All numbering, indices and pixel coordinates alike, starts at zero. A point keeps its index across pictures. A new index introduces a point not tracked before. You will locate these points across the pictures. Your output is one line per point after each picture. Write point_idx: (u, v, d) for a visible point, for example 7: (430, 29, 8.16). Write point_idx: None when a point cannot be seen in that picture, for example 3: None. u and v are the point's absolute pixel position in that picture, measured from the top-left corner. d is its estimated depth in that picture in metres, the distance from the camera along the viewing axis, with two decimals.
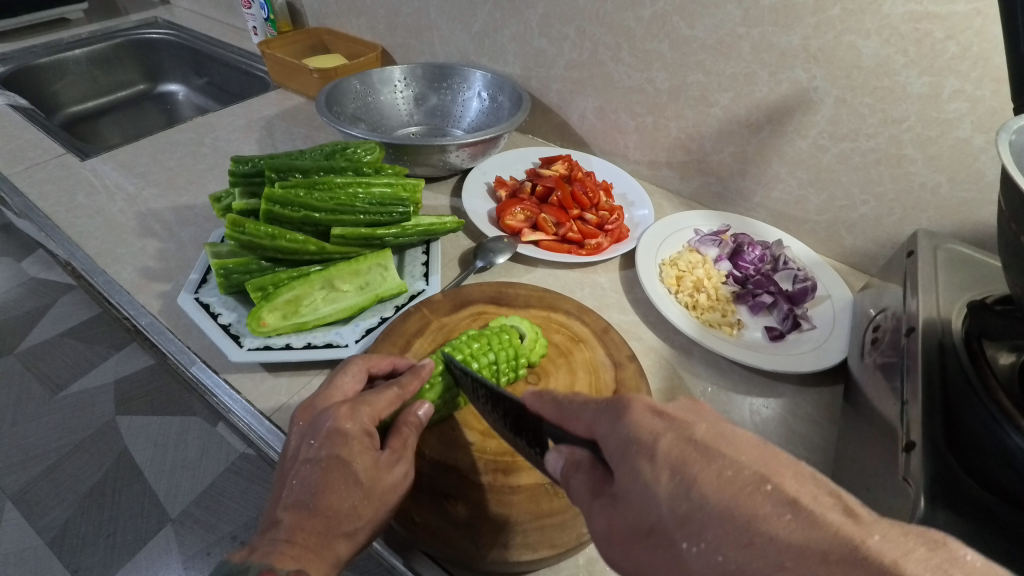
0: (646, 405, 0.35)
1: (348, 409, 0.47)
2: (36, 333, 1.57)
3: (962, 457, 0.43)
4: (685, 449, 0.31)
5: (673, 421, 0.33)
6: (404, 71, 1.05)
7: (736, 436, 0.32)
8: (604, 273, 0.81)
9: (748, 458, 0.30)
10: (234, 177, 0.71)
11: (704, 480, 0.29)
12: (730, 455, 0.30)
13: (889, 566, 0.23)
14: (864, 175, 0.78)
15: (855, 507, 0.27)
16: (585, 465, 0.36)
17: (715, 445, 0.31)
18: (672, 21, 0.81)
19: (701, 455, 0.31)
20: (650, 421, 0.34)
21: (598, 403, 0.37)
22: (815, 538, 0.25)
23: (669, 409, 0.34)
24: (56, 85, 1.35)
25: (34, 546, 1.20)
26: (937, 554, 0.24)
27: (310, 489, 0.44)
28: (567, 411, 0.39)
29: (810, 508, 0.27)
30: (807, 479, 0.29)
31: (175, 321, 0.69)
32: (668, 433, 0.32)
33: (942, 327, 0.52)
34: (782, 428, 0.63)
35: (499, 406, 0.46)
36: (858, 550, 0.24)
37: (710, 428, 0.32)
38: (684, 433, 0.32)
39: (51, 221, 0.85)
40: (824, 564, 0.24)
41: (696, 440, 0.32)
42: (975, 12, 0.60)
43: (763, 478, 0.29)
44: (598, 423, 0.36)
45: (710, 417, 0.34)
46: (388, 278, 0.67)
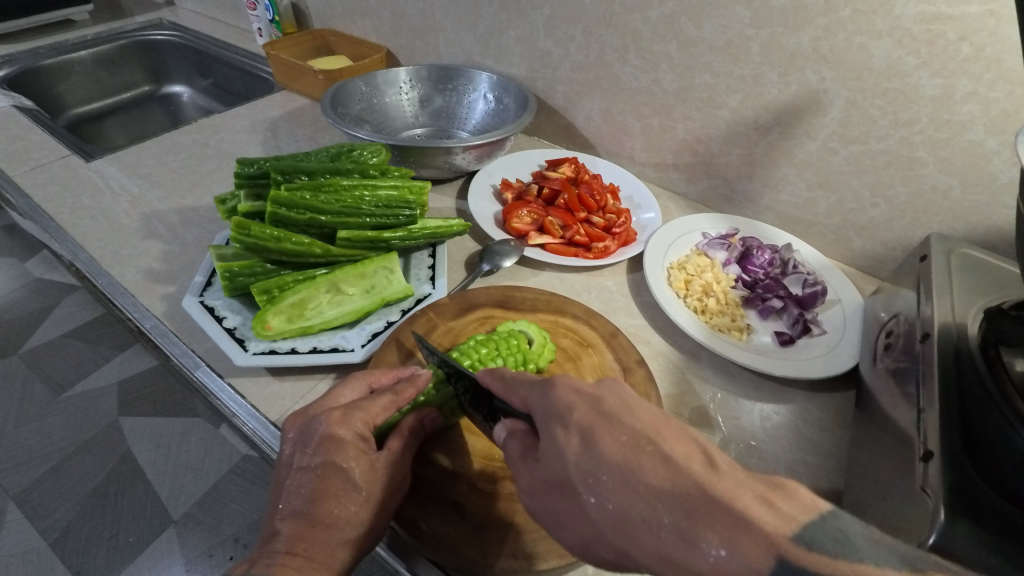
0: (570, 381, 0.40)
1: (340, 414, 0.47)
2: (40, 334, 1.57)
3: (981, 466, 0.42)
4: (594, 417, 0.37)
5: (590, 395, 0.38)
6: (409, 73, 1.05)
7: (636, 405, 0.37)
8: (610, 276, 0.81)
9: (641, 424, 0.36)
10: (240, 179, 0.71)
11: (604, 443, 0.35)
12: (627, 420, 0.36)
13: (730, 501, 0.30)
14: (873, 177, 0.77)
15: (717, 458, 0.34)
16: (519, 434, 0.42)
17: (618, 414, 0.37)
18: (680, 23, 0.80)
19: (607, 422, 0.36)
20: (569, 394, 0.39)
21: (534, 380, 0.42)
22: (681, 485, 0.32)
23: (587, 385, 0.39)
24: (61, 87, 1.35)
25: (37, 548, 1.20)
26: (776, 493, 0.32)
27: (307, 498, 0.44)
28: (510, 386, 0.43)
29: (680, 462, 0.33)
30: (687, 439, 0.35)
31: (179, 323, 0.68)
32: (583, 405, 0.38)
33: (957, 333, 0.51)
34: (792, 434, 0.63)
35: (457, 381, 0.51)
36: (707, 491, 0.31)
37: (617, 399, 0.38)
38: (595, 404, 0.38)
39: (55, 222, 0.85)
40: (682, 503, 0.31)
41: (603, 409, 0.37)
42: (989, 13, 0.60)
43: (649, 440, 0.35)
44: (531, 396, 0.41)
45: (622, 389, 0.39)
46: (394, 281, 0.66)
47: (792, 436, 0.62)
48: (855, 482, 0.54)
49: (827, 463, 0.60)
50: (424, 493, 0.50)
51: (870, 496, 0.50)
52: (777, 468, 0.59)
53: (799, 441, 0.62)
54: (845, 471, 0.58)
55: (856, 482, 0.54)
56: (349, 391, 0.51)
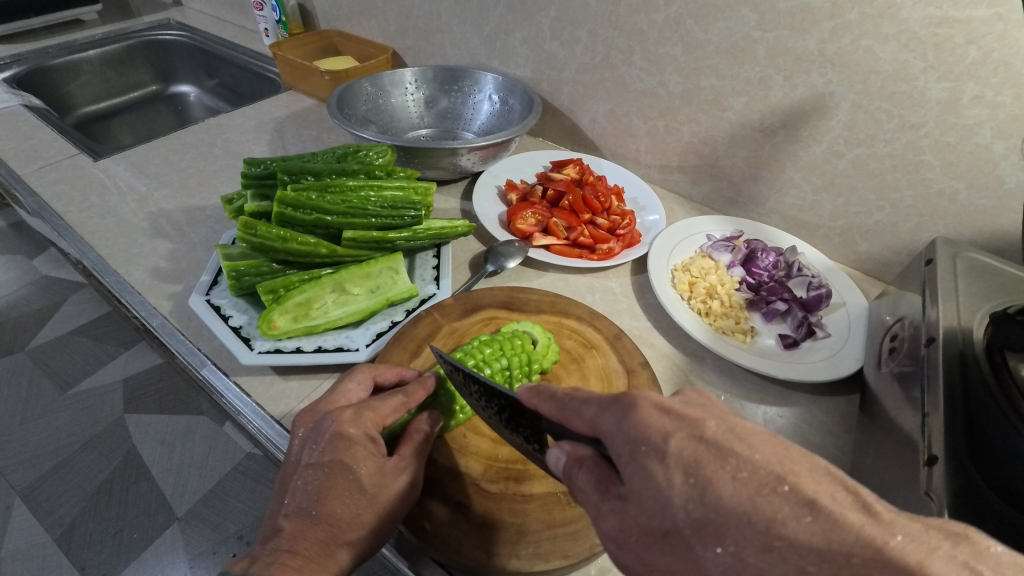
0: (653, 401, 0.33)
1: (352, 413, 0.47)
2: (46, 332, 1.58)
3: (986, 469, 0.42)
4: (697, 448, 0.31)
5: (683, 419, 0.32)
6: (416, 73, 1.05)
7: (745, 430, 0.31)
8: (615, 278, 0.81)
9: (762, 456, 0.30)
10: (246, 179, 0.71)
11: (721, 483, 0.29)
12: (743, 453, 0.30)
13: (913, 567, 0.25)
14: (879, 181, 0.77)
15: (872, 503, 0.28)
16: (588, 463, 0.36)
17: (728, 444, 0.30)
18: (686, 25, 0.80)
19: (714, 455, 0.30)
20: (657, 419, 0.32)
21: (601, 399, 0.36)
22: (836, 542, 0.27)
23: (677, 406, 0.33)
24: (69, 86, 1.36)
25: (42, 543, 1.21)
26: (961, 549, 0.27)
27: (313, 496, 0.44)
28: (568, 408, 0.38)
29: (829, 509, 0.28)
30: (823, 475, 0.29)
31: (186, 322, 0.69)
32: (678, 432, 0.32)
33: (963, 337, 0.51)
34: (796, 437, 0.63)
35: (495, 402, 0.44)
36: (879, 553, 0.26)
37: (721, 424, 0.32)
38: (696, 432, 0.32)
39: (63, 221, 0.86)
40: (848, 567, 0.26)
41: (708, 439, 0.31)
42: (997, 16, 0.59)
43: (780, 479, 0.29)
44: (601, 419, 0.35)
45: (718, 412, 0.33)
46: (399, 282, 0.67)
47: (796, 439, 0.62)
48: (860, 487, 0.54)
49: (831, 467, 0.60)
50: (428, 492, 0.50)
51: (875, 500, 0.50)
52: None
53: (804, 445, 0.62)
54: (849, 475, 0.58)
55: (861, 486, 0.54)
56: (360, 391, 0.51)
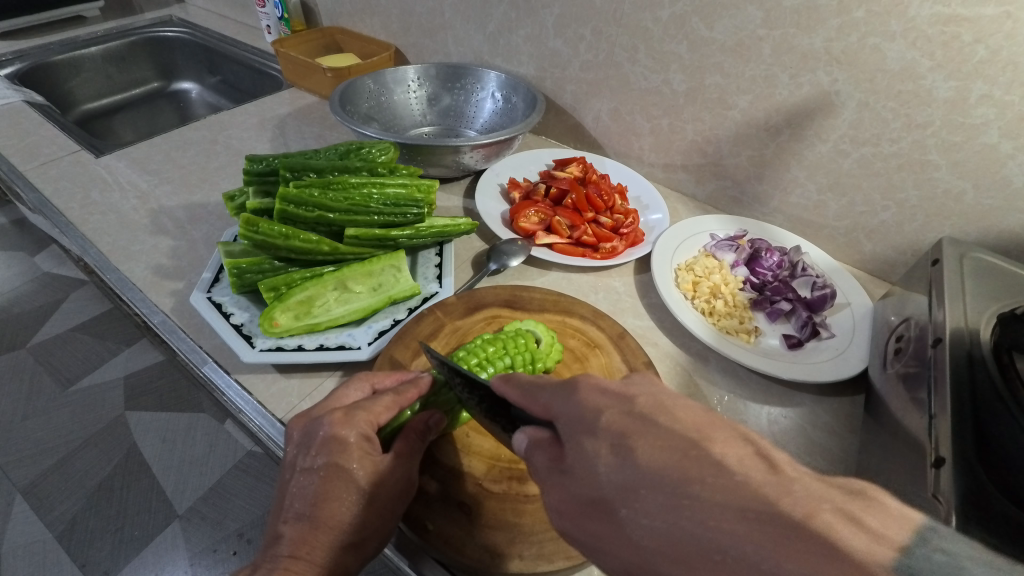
0: (595, 383, 0.36)
1: (344, 414, 0.47)
2: (48, 328, 1.58)
3: (993, 471, 0.41)
4: (627, 422, 0.32)
5: (620, 397, 0.34)
6: (418, 71, 1.04)
7: (676, 406, 0.32)
8: (618, 277, 0.80)
9: (681, 427, 0.30)
10: (248, 176, 0.71)
11: (642, 449, 0.30)
12: (664, 425, 0.31)
13: (804, 518, 0.24)
14: (885, 180, 0.76)
15: (780, 462, 0.27)
16: (542, 442, 0.36)
17: (654, 417, 0.32)
18: (691, 23, 0.79)
19: (640, 425, 0.31)
20: (596, 399, 0.34)
21: (555, 383, 0.38)
22: (736, 496, 0.26)
23: (616, 387, 0.35)
24: (72, 83, 1.36)
25: (43, 540, 1.21)
26: (862, 502, 0.25)
27: (311, 500, 0.44)
28: (525, 390, 0.39)
29: (735, 468, 0.27)
30: (738, 440, 0.29)
31: (187, 319, 0.69)
32: (612, 410, 0.33)
33: (969, 339, 0.51)
34: (800, 438, 0.62)
35: (475, 392, 0.45)
36: (775, 507, 0.25)
37: (650, 399, 0.33)
38: (627, 408, 0.33)
39: (64, 217, 0.85)
40: (744, 520, 0.25)
41: (637, 412, 0.32)
42: (1006, 14, 0.59)
43: (692, 444, 0.29)
44: (554, 402, 0.37)
45: (657, 390, 0.34)
46: (402, 280, 0.66)
47: (800, 440, 0.62)
48: None
49: (836, 468, 0.60)
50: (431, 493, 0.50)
51: None
52: None
53: (808, 445, 0.62)
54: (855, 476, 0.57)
55: None
56: (354, 392, 0.51)
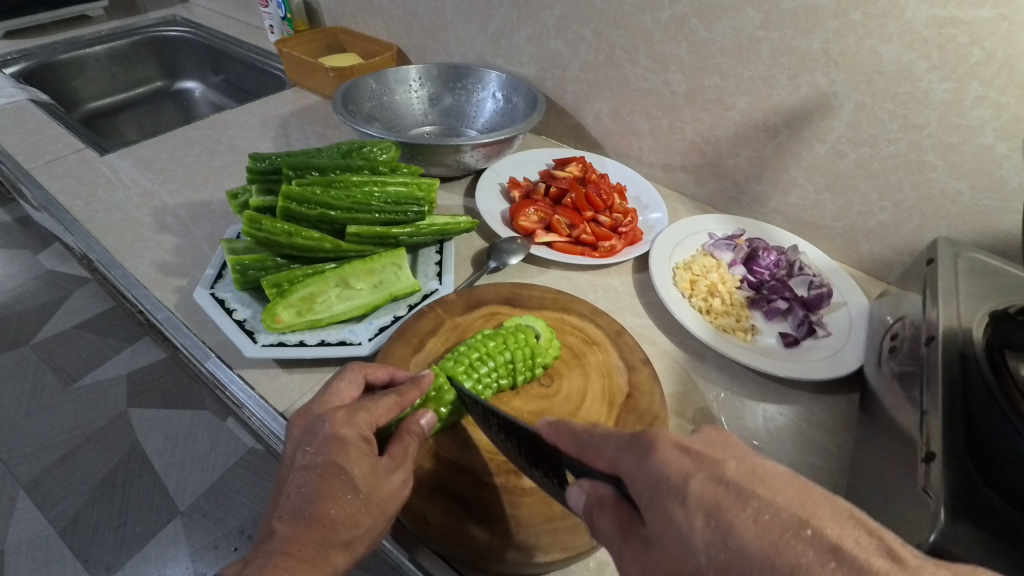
0: (672, 440, 0.35)
1: (345, 414, 0.48)
2: (51, 325, 1.59)
3: (983, 467, 0.42)
4: (718, 490, 0.31)
5: (702, 460, 0.33)
6: (420, 71, 1.05)
7: (766, 474, 0.32)
8: (617, 275, 0.81)
9: (782, 499, 0.30)
10: (252, 174, 0.72)
11: (741, 524, 0.29)
12: (764, 496, 0.31)
13: None
14: (883, 181, 0.77)
15: (897, 549, 0.28)
16: (609, 502, 0.36)
17: (750, 487, 0.31)
18: (690, 24, 0.80)
19: (736, 498, 0.31)
20: (678, 460, 0.33)
21: (621, 437, 0.37)
22: None
23: (698, 447, 0.34)
24: (76, 81, 1.37)
25: (46, 535, 1.22)
26: None
27: (306, 498, 0.44)
28: (587, 445, 0.38)
29: (850, 553, 0.27)
30: (846, 519, 0.29)
31: (190, 315, 0.70)
32: (698, 474, 0.32)
33: (962, 337, 0.51)
34: (797, 435, 0.63)
35: (513, 431, 0.45)
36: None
37: (741, 465, 0.33)
38: (715, 473, 0.32)
39: (70, 214, 0.86)
40: None
41: (728, 481, 0.32)
42: (1001, 17, 0.59)
43: (801, 522, 0.29)
44: (621, 459, 0.36)
45: (738, 453, 0.34)
46: (402, 277, 0.67)
47: (796, 438, 0.62)
48: (859, 485, 0.54)
49: (831, 465, 0.60)
50: (429, 486, 0.50)
51: (873, 498, 0.50)
52: None
53: (804, 443, 0.62)
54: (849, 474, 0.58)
55: (860, 484, 0.54)
56: (353, 393, 0.52)
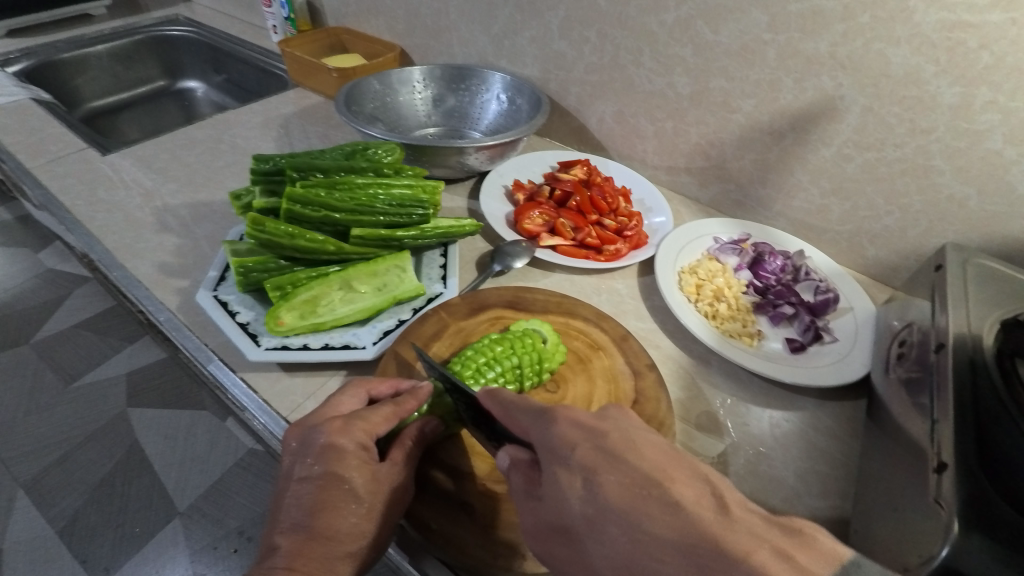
0: (572, 417, 0.41)
1: (341, 424, 0.47)
2: (51, 324, 1.59)
3: (996, 478, 0.41)
4: (597, 455, 0.38)
5: (591, 432, 0.40)
6: (423, 72, 1.05)
7: (638, 443, 0.39)
8: (621, 279, 0.81)
9: (646, 464, 0.37)
10: (255, 175, 0.71)
11: (608, 484, 0.36)
12: (632, 460, 0.38)
13: (742, 556, 0.31)
14: (889, 185, 0.76)
15: None
16: (523, 465, 0.42)
17: (621, 453, 0.38)
18: (696, 26, 0.80)
19: (609, 463, 0.37)
20: (572, 430, 0.40)
21: (536, 410, 0.43)
22: (687, 535, 0.32)
23: (589, 421, 0.41)
24: (77, 80, 1.36)
25: (45, 536, 1.21)
26: (787, 539, 0.32)
27: (307, 511, 0.44)
28: (513, 416, 0.43)
29: (687, 510, 0.34)
30: (693, 480, 0.36)
31: (192, 317, 0.69)
32: (584, 442, 0.39)
33: (972, 344, 0.51)
34: (802, 441, 0.62)
35: (465, 408, 0.49)
36: (717, 547, 0.31)
37: (620, 436, 0.40)
38: (598, 442, 0.39)
39: (71, 214, 0.86)
40: (691, 555, 0.32)
41: (605, 448, 0.39)
42: (1011, 21, 0.59)
43: (655, 483, 0.36)
44: (533, 428, 0.42)
45: (623, 426, 0.41)
46: (406, 280, 0.67)
47: (802, 444, 0.62)
48: (866, 492, 0.54)
49: (837, 472, 0.60)
50: (438, 494, 0.50)
51: (881, 506, 0.50)
52: (787, 477, 0.59)
53: (809, 449, 0.62)
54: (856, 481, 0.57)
55: (868, 492, 0.53)
56: (350, 402, 0.51)
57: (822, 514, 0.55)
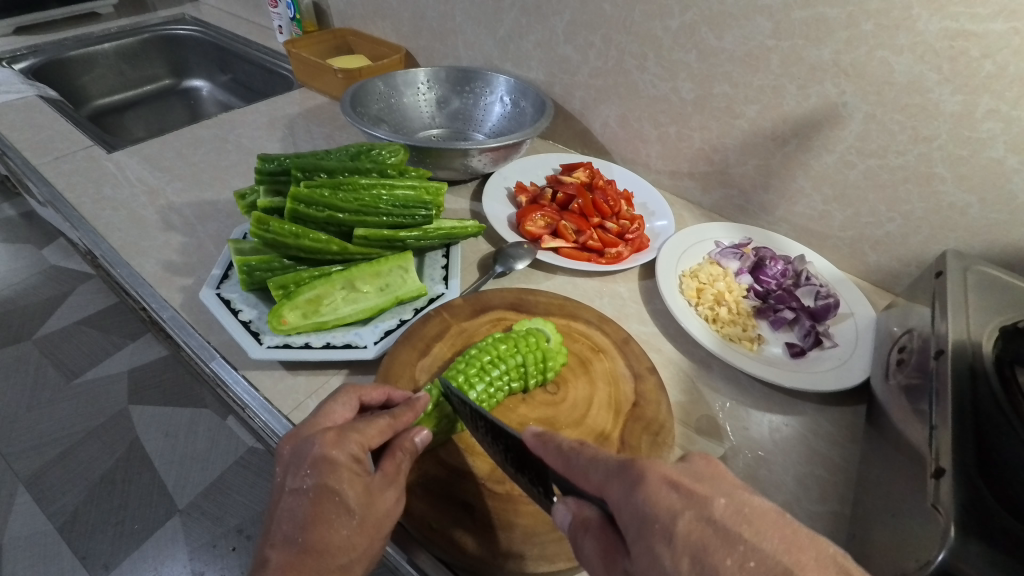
0: (663, 475, 0.35)
1: (334, 435, 0.47)
2: (54, 321, 1.59)
3: (994, 484, 0.41)
4: (704, 531, 0.32)
5: (691, 497, 0.34)
6: (428, 74, 1.05)
7: (753, 513, 0.33)
8: (623, 282, 0.81)
9: (768, 545, 0.31)
10: (260, 175, 0.72)
11: (725, 569, 0.31)
12: (751, 540, 0.31)
13: None
14: (891, 192, 0.77)
15: None
16: (595, 528, 0.37)
17: (737, 530, 0.32)
18: (700, 32, 0.80)
19: (722, 540, 0.32)
20: (667, 497, 0.34)
21: (611, 462, 0.38)
22: None
23: (686, 482, 0.35)
24: (84, 78, 1.37)
25: (45, 531, 1.22)
26: None
27: (299, 523, 0.44)
28: (575, 465, 0.39)
29: None
30: (827, 564, 0.31)
31: (196, 316, 0.69)
32: (687, 512, 0.33)
33: (972, 351, 0.51)
34: (802, 446, 0.62)
35: (502, 441, 0.44)
36: None
37: (729, 504, 0.33)
38: (704, 512, 0.33)
39: (77, 212, 0.86)
40: None
41: (716, 521, 0.32)
42: (1013, 31, 0.59)
43: (785, 571, 0.30)
44: (609, 485, 0.37)
45: (726, 487, 0.35)
46: (409, 281, 0.67)
47: (802, 449, 0.62)
48: (865, 498, 0.54)
49: (837, 477, 0.60)
50: (438, 493, 0.50)
51: (881, 513, 0.50)
52: (786, 481, 0.59)
53: (809, 454, 0.62)
54: (855, 486, 0.57)
55: (867, 499, 0.53)
56: (344, 413, 0.50)
57: (820, 519, 0.56)
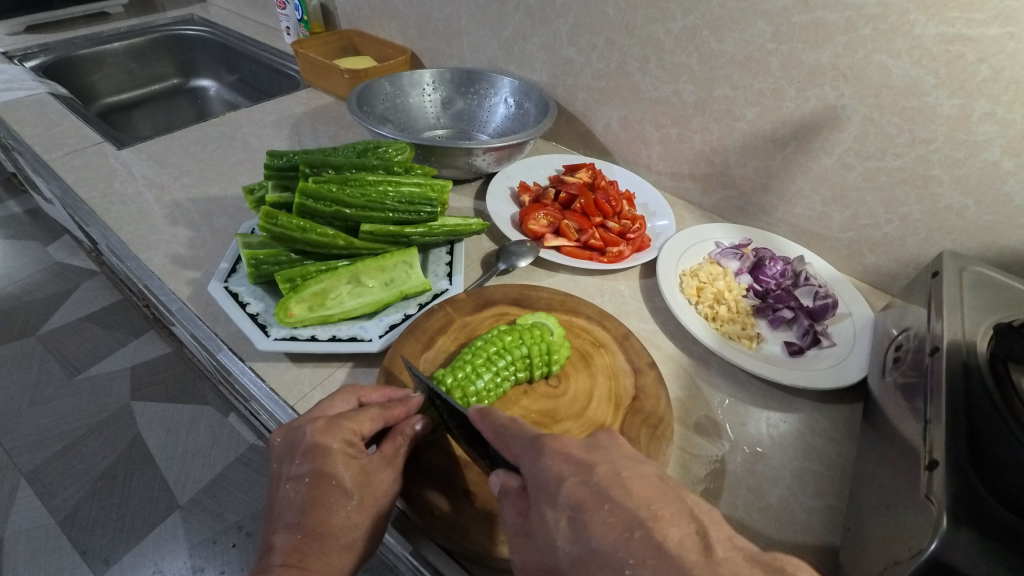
0: (562, 448, 0.40)
1: (326, 423, 0.48)
2: (59, 317, 1.61)
3: (986, 475, 0.42)
4: (585, 492, 0.37)
5: (581, 466, 0.38)
6: (434, 75, 1.07)
7: (628, 478, 0.37)
8: (624, 281, 0.82)
9: (632, 503, 0.35)
10: (269, 170, 0.73)
11: (594, 525, 0.35)
12: (617, 498, 0.36)
13: None
14: (888, 194, 0.78)
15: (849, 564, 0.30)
16: (513, 493, 0.41)
17: (609, 491, 0.36)
18: (702, 36, 0.82)
19: (596, 500, 0.36)
20: (560, 464, 0.39)
21: (528, 436, 0.41)
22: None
23: (579, 453, 0.39)
24: (93, 77, 1.39)
25: (46, 525, 1.23)
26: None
27: (299, 509, 0.45)
28: (504, 437, 0.42)
29: (671, 551, 0.32)
30: (682, 518, 0.35)
31: (204, 308, 0.71)
32: (573, 478, 0.37)
33: (966, 349, 0.52)
34: (799, 442, 0.63)
35: (456, 417, 0.47)
36: None
37: (609, 470, 0.38)
38: (586, 477, 0.37)
39: (87, 206, 0.88)
40: None
41: (594, 484, 0.37)
42: (1008, 36, 0.61)
43: (638, 525, 0.34)
44: (524, 454, 0.40)
45: (614, 456, 0.39)
46: (413, 276, 0.68)
47: (799, 445, 0.63)
48: (860, 492, 0.55)
49: (833, 472, 0.61)
50: (439, 482, 0.51)
51: (874, 505, 0.50)
52: (783, 476, 0.60)
53: (806, 450, 0.63)
54: (851, 481, 0.58)
55: (862, 492, 0.54)
56: (339, 404, 0.51)
57: (816, 513, 0.56)
